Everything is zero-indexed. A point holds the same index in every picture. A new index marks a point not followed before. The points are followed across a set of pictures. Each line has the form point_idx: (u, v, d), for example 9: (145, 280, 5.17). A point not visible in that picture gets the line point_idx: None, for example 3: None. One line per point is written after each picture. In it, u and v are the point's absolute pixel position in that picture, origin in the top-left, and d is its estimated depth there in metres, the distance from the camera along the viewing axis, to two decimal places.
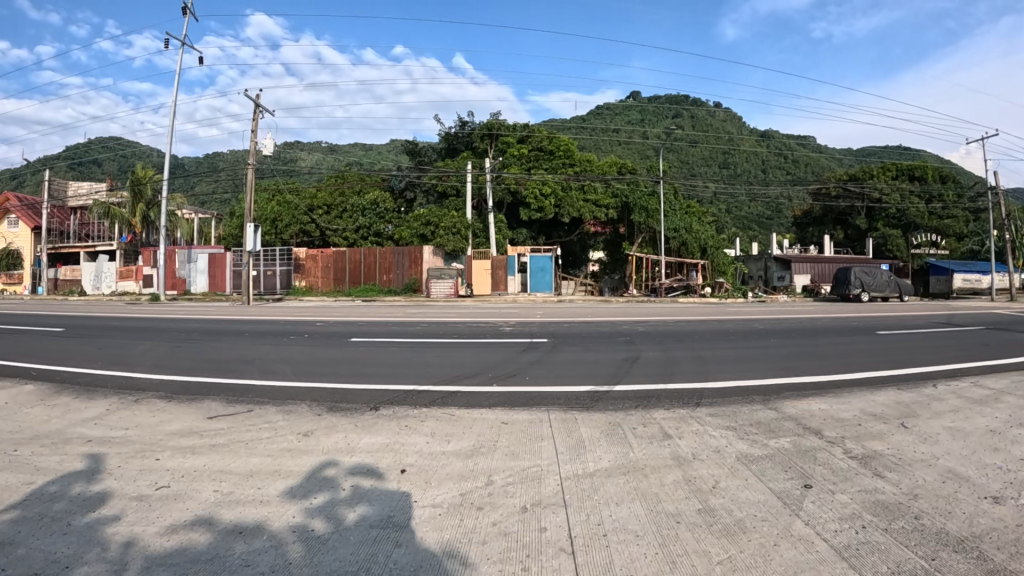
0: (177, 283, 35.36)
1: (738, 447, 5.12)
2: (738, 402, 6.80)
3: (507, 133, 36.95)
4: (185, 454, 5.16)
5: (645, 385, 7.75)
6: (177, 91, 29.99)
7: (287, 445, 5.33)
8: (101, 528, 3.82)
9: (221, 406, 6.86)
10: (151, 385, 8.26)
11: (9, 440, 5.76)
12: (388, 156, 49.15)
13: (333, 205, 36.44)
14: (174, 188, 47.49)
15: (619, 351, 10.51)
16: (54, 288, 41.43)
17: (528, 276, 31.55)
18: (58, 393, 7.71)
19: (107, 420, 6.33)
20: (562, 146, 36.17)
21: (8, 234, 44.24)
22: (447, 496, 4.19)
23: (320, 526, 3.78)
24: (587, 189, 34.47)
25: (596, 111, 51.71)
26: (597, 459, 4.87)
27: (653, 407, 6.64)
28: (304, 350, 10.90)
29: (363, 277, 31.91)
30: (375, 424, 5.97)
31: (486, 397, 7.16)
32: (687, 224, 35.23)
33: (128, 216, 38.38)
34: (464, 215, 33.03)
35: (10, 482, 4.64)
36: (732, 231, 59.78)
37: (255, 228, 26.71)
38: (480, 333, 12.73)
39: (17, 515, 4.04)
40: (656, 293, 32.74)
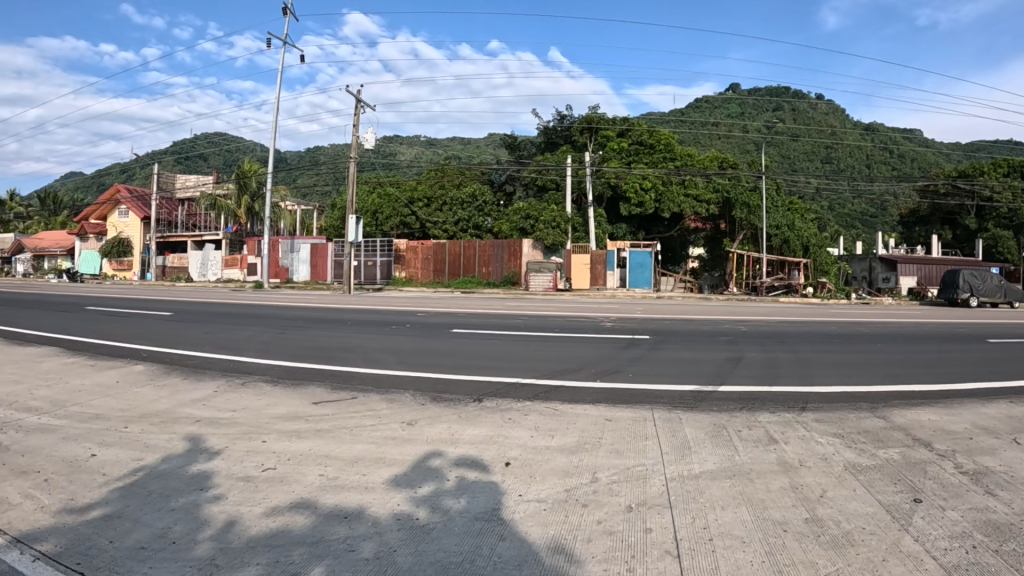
0: (280, 272, 37.00)
1: (846, 455, 4.93)
2: (843, 409, 6.54)
3: (606, 127, 36.33)
4: (290, 438, 5.36)
5: (748, 387, 7.57)
6: (279, 87, 31.35)
7: (392, 433, 5.46)
8: (206, 507, 4.04)
9: (325, 392, 7.10)
10: (256, 369, 8.64)
11: (123, 417, 6.15)
12: (487, 150, 49.51)
13: (432, 198, 36.98)
14: (279, 181, 49.36)
15: (719, 350, 10.27)
16: (161, 274, 43.92)
17: (627, 272, 31.45)
18: (170, 373, 8.18)
19: (214, 402, 6.66)
20: (663, 140, 35.23)
21: (121, 224, 47.20)
22: (551, 492, 4.22)
23: (424, 515, 3.87)
24: (688, 184, 34.11)
25: (692, 106, 50.88)
26: (702, 461, 4.79)
27: (755, 410, 6.47)
28: (404, 340, 11.15)
29: (463, 269, 32.39)
30: (478, 416, 6.04)
31: (587, 392, 7.14)
32: (790, 221, 34.21)
33: (232, 208, 40.28)
34: (565, 209, 32.38)
35: (121, 458, 4.95)
36: (833, 228, 57.58)
37: (358, 219, 27.53)
38: (581, 328, 12.66)
39: (129, 492, 4.31)
40: (758, 292, 31.67)
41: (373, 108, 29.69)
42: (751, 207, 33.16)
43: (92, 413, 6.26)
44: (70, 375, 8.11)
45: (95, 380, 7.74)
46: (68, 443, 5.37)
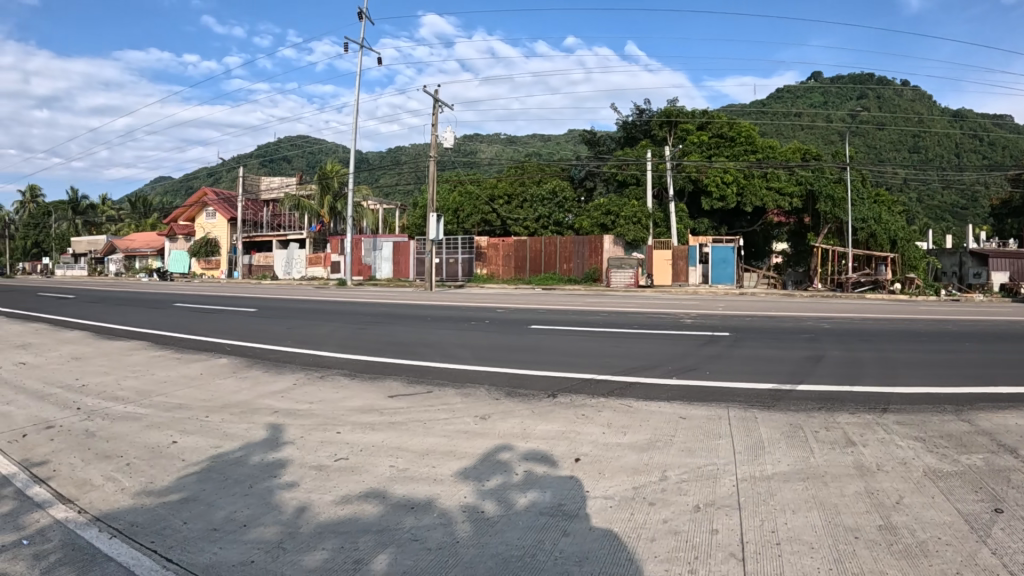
0: (363, 270, 38.05)
1: (927, 460, 4.71)
2: (930, 411, 6.23)
3: (686, 120, 36.02)
4: (363, 429, 5.52)
5: (828, 387, 7.30)
6: (358, 89, 32.34)
7: (464, 427, 5.55)
8: (276, 493, 4.21)
9: (401, 386, 7.26)
10: (335, 363, 8.93)
11: (205, 407, 6.46)
12: (566, 146, 49.26)
13: (513, 195, 37.43)
14: (362, 181, 50.74)
15: (801, 349, 9.94)
16: (247, 272, 45.75)
17: (710, 268, 30.14)
18: (253, 367, 8.55)
19: (293, 394, 6.91)
20: (745, 132, 34.46)
21: (208, 225, 49.40)
22: (619, 489, 4.21)
23: (489, 508, 3.92)
24: (771, 176, 33.05)
25: (773, 96, 49.42)
26: (774, 463, 4.67)
27: (835, 411, 6.25)
28: (480, 336, 11.29)
29: (543, 266, 32.50)
30: (551, 411, 6.06)
31: (662, 390, 7.05)
32: (876, 215, 32.70)
33: (315, 208, 41.64)
34: (646, 205, 31.79)
35: (201, 445, 5.21)
36: (922, 222, 54.97)
37: (439, 217, 27.91)
38: (657, 325, 12.47)
39: (205, 477, 4.54)
40: (841, 289, 30.14)
41: (451, 107, 30.05)
42: (836, 200, 31.85)
43: (175, 403, 6.61)
44: (157, 367, 8.57)
45: (182, 372, 8.17)
46: (152, 430, 5.70)
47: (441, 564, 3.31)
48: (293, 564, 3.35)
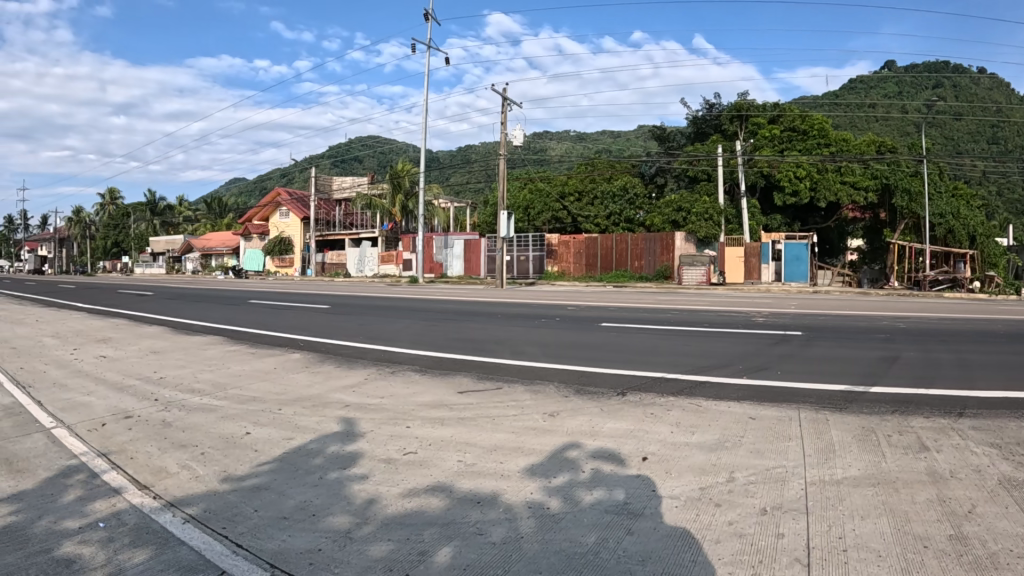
0: (434, 267, 38.66)
1: (1004, 469, 4.51)
2: (1011, 416, 5.97)
3: (756, 114, 35.11)
4: (432, 424, 5.62)
5: (903, 389, 7.07)
6: (427, 90, 33.03)
7: (532, 424, 5.59)
8: (342, 485, 4.32)
9: (471, 382, 7.35)
10: (405, 358, 9.09)
11: (279, 400, 6.68)
12: (635, 142, 48.84)
13: (583, 192, 37.73)
14: (432, 180, 51.56)
15: (876, 349, 9.65)
16: (322, 270, 46.93)
17: (782, 266, 29.39)
18: (325, 362, 8.78)
19: (363, 388, 7.07)
20: (817, 125, 33.56)
21: (282, 225, 50.93)
22: (686, 489, 4.18)
23: (555, 505, 3.95)
24: (844, 170, 31.90)
25: (847, 87, 47.98)
26: (844, 466, 4.55)
27: (909, 414, 6.04)
28: (550, 333, 11.35)
29: (615, 262, 32.07)
30: (620, 409, 6.05)
31: (732, 389, 6.94)
32: (955, 210, 31.46)
33: (387, 207, 42.16)
34: (717, 201, 31.63)
35: (275, 437, 5.40)
36: (1006, 217, 52.42)
37: (510, 215, 28.07)
38: (728, 323, 12.28)
39: (275, 467, 4.70)
40: (918, 287, 28.83)
41: (520, 106, 30.20)
42: (913, 194, 30.80)
43: (249, 395, 6.86)
44: (232, 361, 8.89)
45: (255, 366, 8.45)
46: (226, 421, 5.93)
47: (504, 558, 3.34)
48: (360, 553, 3.44)
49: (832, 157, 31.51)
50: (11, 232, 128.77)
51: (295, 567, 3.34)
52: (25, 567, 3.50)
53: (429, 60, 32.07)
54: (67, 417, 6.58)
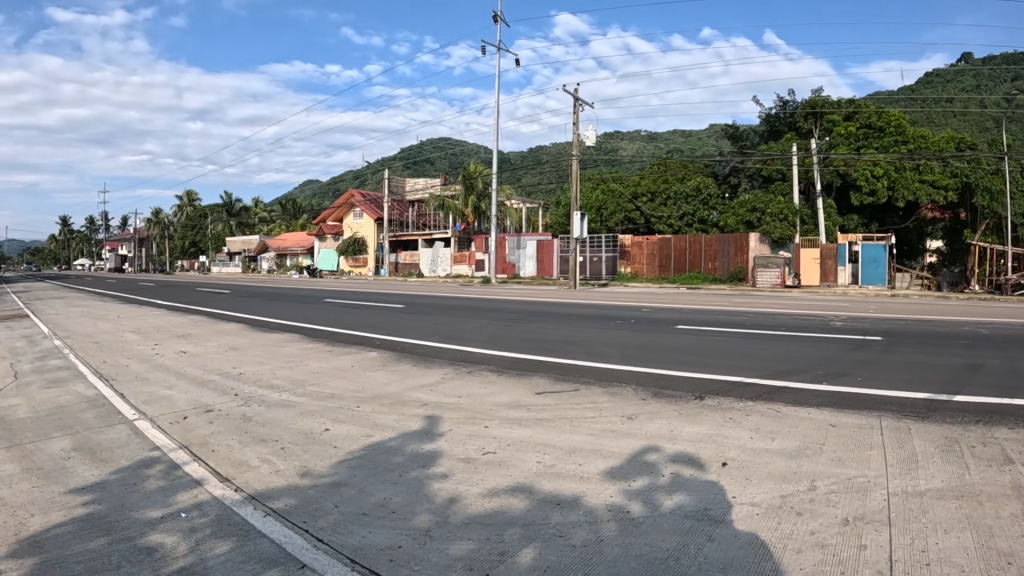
0: (506, 267, 38.79)
1: None
2: None
3: (831, 110, 34.02)
4: (510, 424, 5.63)
5: (993, 399, 6.74)
6: (499, 93, 33.46)
7: (611, 426, 5.55)
8: (420, 483, 4.36)
9: (548, 383, 7.34)
10: (480, 358, 9.16)
11: (358, 397, 6.81)
12: (707, 141, 48.22)
13: (657, 193, 37.49)
14: (505, 181, 52.12)
15: (963, 356, 9.24)
16: (395, 270, 47.65)
17: (859, 268, 28.25)
18: (401, 360, 8.91)
19: (440, 387, 7.14)
20: (894, 121, 32.31)
21: (355, 225, 51.95)
22: (766, 496, 4.07)
23: (635, 508, 3.90)
24: (923, 168, 30.84)
25: (924, 80, 46.39)
26: (928, 478, 4.36)
27: (999, 425, 5.76)
28: (624, 335, 11.27)
29: (688, 264, 31.57)
30: (699, 413, 5.95)
31: (813, 395, 6.76)
32: None
33: (461, 208, 42.83)
34: (793, 201, 30.94)
35: (354, 434, 5.48)
36: None
37: (583, 215, 28.06)
38: (805, 327, 11.97)
39: (351, 464, 4.78)
40: (1000, 291, 27.40)
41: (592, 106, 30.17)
42: (994, 193, 29.44)
43: (328, 392, 7.00)
44: (310, 358, 9.10)
45: (332, 363, 8.63)
46: (306, 417, 6.06)
47: (584, 560, 3.31)
48: (440, 551, 3.45)
49: (909, 154, 29.67)
50: (96, 233, 134.99)
51: (377, 563, 3.37)
52: (109, 554, 3.63)
53: (500, 62, 32.36)
54: (150, 409, 6.83)
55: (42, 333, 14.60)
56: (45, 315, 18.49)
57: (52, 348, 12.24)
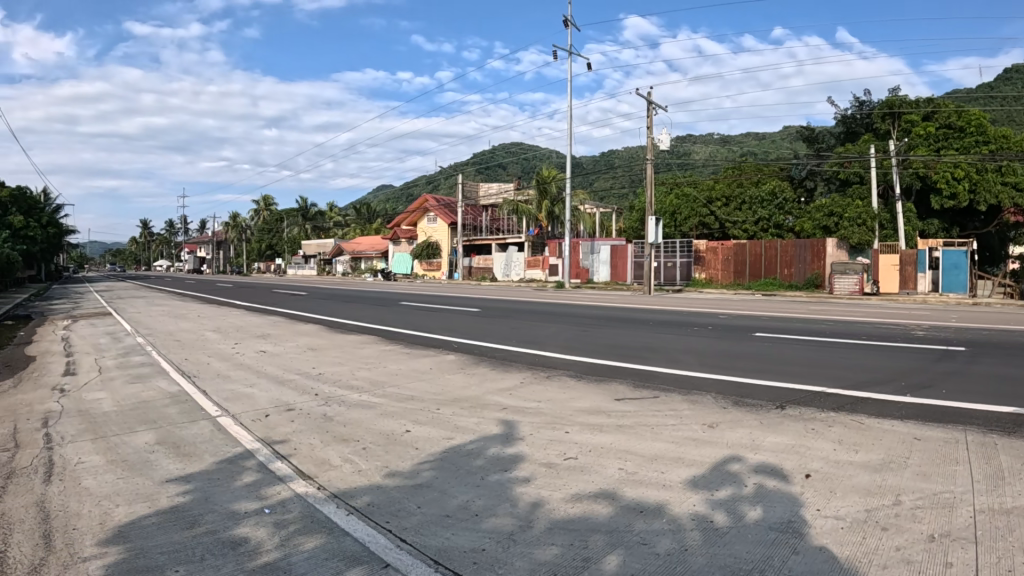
0: (580, 272, 38.71)
1: None
2: None
3: (909, 111, 32.92)
4: (591, 430, 5.65)
5: None
6: (572, 97, 33.80)
7: (692, 434, 5.51)
8: (500, 486, 4.41)
9: (628, 389, 7.32)
10: (559, 363, 9.21)
11: (438, 399, 6.93)
12: (781, 144, 47.26)
13: (731, 197, 36.83)
14: (578, 185, 52.25)
15: None
16: (468, 274, 48.13)
17: (939, 275, 26.98)
18: (479, 364, 9.01)
19: (520, 391, 7.20)
20: (976, 121, 30.84)
21: (429, 230, 52.89)
22: (850, 510, 3.97)
23: (719, 519, 3.86)
24: (1006, 169, 29.72)
25: (1005, 75, 44.43)
26: (1020, 496, 4.17)
27: None
28: (701, 342, 11.14)
29: (764, 271, 30.89)
30: (780, 424, 5.85)
31: (896, 407, 6.56)
32: None
33: (535, 212, 42.66)
34: (871, 206, 29.74)
35: (435, 435, 5.58)
36: None
37: (658, 220, 27.84)
38: (888, 337, 11.61)
39: (430, 466, 4.86)
40: None
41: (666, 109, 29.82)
42: None
43: (408, 394, 7.14)
44: (388, 360, 9.30)
45: (411, 366, 8.79)
46: (387, 418, 6.20)
47: (668, 570, 3.30)
48: (525, 555, 3.49)
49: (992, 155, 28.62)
50: (176, 235, 140.36)
51: (460, 565, 3.43)
52: (193, 547, 3.78)
53: (569, 66, 32.59)
54: (233, 406, 7.08)
55: (128, 330, 15.24)
56: (133, 314, 19.35)
57: (138, 345, 12.77)
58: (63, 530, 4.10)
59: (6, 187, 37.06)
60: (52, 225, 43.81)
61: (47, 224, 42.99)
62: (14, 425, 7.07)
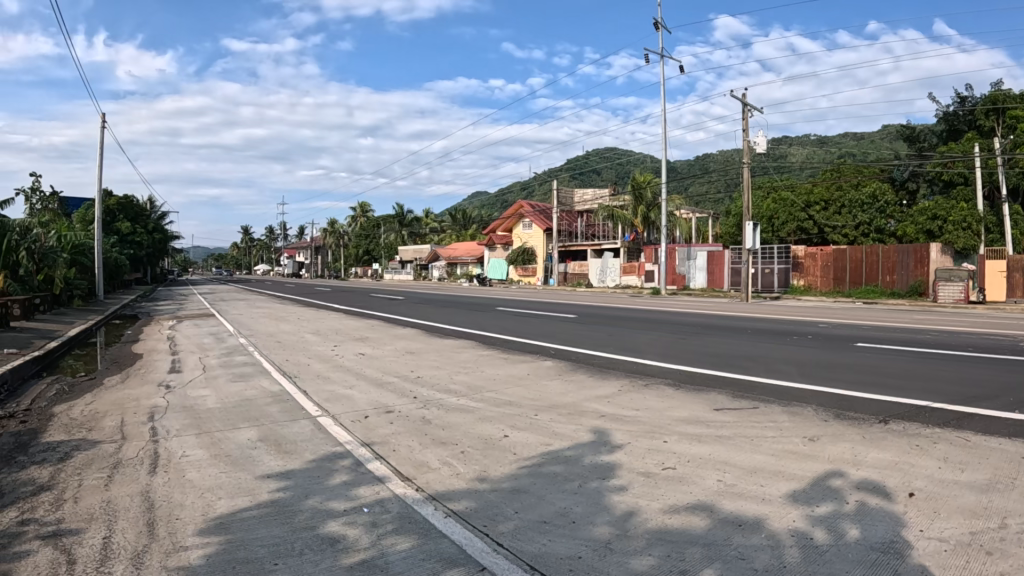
0: (676, 279, 38.13)
1: None
2: None
3: (1015, 106, 31.02)
4: (690, 441, 5.60)
5: None
6: (664, 101, 33.65)
7: (791, 447, 5.38)
8: (594, 495, 4.42)
9: (726, 399, 7.22)
10: (655, 371, 9.18)
11: (535, 405, 7.02)
12: (881, 144, 45.36)
13: (830, 201, 35.82)
14: (671, 190, 51.72)
15: None
16: (564, 280, 48.33)
17: None
18: (576, 371, 9.06)
19: (618, 400, 7.22)
20: None
21: (524, 235, 53.74)
22: (956, 533, 3.77)
23: (820, 536, 3.74)
24: None
25: None
26: None
27: None
28: (801, 353, 10.81)
29: (865, 277, 29.32)
30: (884, 439, 5.63)
31: (1011, 424, 6.19)
32: None
33: (631, 217, 42.43)
34: (977, 206, 29.33)
35: (531, 442, 5.66)
36: None
37: (756, 226, 27.15)
38: (1005, 349, 10.94)
39: (524, 472, 4.92)
40: None
41: (762, 111, 28.92)
42: None
43: (505, 399, 7.27)
44: (485, 366, 9.48)
45: (507, 372, 8.94)
46: (485, 423, 6.33)
47: None
48: (620, 564, 3.48)
49: None
50: (276, 241, 146.41)
51: (554, 571, 3.45)
52: (293, 541, 3.95)
53: (659, 69, 32.38)
54: (331, 406, 7.34)
55: (231, 331, 16.02)
56: (235, 316, 20.28)
57: (241, 345, 13.42)
58: (167, 519, 4.35)
59: (115, 196, 39.67)
60: (157, 231, 46.52)
61: (153, 230, 45.58)
62: (124, 419, 7.54)
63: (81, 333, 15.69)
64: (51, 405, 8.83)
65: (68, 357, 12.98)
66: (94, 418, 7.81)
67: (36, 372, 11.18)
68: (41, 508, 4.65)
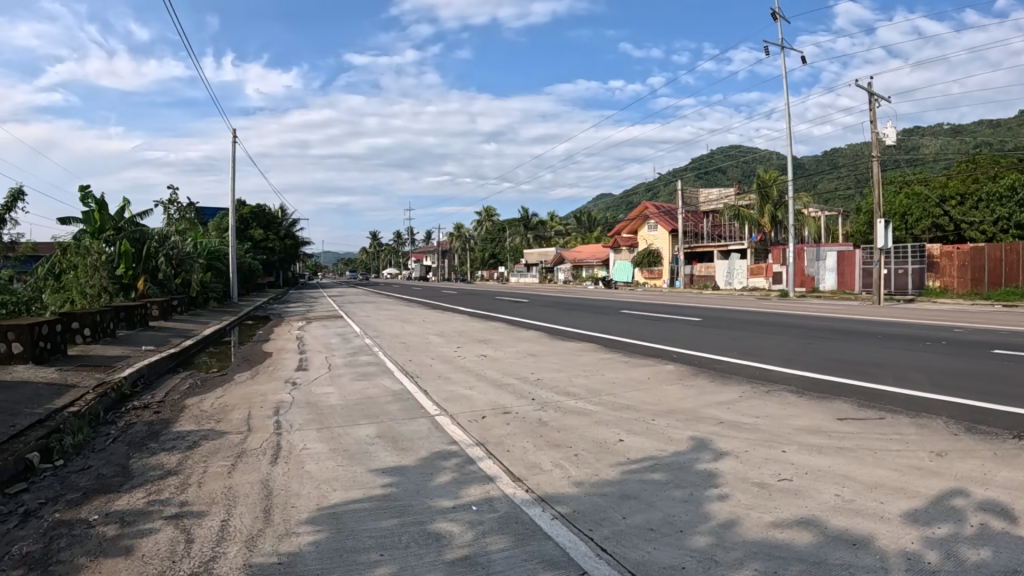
0: (805, 281, 36.33)
1: None
2: None
3: None
4: (810, 452, 5.36)
5: None
6: (786, 95, 32.20)
7: (917, 462, 5.03)
8: (698, 505, 4.34)
9: (851, 408, 6.84)
10: (778, 377, 8.82)
11: (652, 410, 6.95)
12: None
13: (966, 194, 32.85)
14: (801, 188, 49.33)
15: None
16: (689, 282, 47.24)
17: None
18: (695, 376, 8.87)
19: (737, 406, 7.01)
20: None
21: (649, 237, 52.87)
22: None
23: (936, 561, 3.48)
24: None
25: None
26: None
27: None
28: (935, 360, 10.05)
29: (1005, 277, 26.88)
30: (1020, 456, 5.14)
31: None
32: None
33: (756, 217, 41.14)
34: None
35: (645, 447, 5.61)
36: None
37: (888, 223, 25.39)
38: None
39: (631, 478, 4.90)
40: None
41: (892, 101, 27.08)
42: None
43: (622, 403, 7.25)
44: (604, 369, 9.47)
45: (625, 376, 8.88)
46: (599, 427, 6.34)
47: None
48: None
49: None
50: (406, 247, 152.10)
51: None
52: (401, 534, 4.13)
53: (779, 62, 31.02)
54: (449, 406, 7.59)
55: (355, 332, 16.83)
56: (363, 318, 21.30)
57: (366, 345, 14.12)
58: (283, 506, 4.67)
59: (247, 205, 42.67)
60: (288, 237, 49.59)
61: (284, 237, 48.69)
62: (251, 412, 8.14)
63: (216, 333, 16.98)
64: (183, 397, 9.65)
65: (202, 354, 14.12)
66: (223, 410, 8.46)
67: (173, 368, 12.24)
68: (168, 490, 5.13)
